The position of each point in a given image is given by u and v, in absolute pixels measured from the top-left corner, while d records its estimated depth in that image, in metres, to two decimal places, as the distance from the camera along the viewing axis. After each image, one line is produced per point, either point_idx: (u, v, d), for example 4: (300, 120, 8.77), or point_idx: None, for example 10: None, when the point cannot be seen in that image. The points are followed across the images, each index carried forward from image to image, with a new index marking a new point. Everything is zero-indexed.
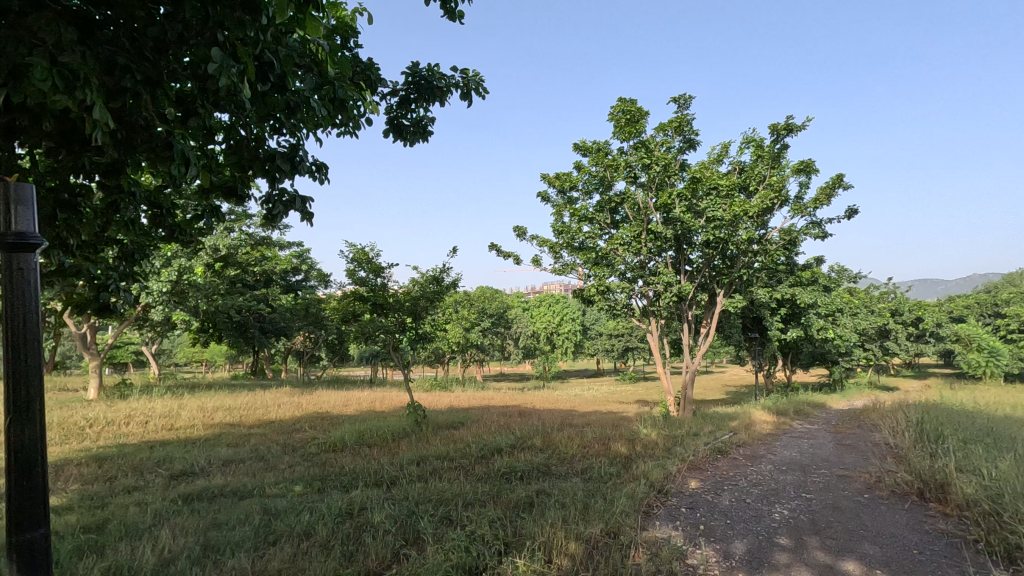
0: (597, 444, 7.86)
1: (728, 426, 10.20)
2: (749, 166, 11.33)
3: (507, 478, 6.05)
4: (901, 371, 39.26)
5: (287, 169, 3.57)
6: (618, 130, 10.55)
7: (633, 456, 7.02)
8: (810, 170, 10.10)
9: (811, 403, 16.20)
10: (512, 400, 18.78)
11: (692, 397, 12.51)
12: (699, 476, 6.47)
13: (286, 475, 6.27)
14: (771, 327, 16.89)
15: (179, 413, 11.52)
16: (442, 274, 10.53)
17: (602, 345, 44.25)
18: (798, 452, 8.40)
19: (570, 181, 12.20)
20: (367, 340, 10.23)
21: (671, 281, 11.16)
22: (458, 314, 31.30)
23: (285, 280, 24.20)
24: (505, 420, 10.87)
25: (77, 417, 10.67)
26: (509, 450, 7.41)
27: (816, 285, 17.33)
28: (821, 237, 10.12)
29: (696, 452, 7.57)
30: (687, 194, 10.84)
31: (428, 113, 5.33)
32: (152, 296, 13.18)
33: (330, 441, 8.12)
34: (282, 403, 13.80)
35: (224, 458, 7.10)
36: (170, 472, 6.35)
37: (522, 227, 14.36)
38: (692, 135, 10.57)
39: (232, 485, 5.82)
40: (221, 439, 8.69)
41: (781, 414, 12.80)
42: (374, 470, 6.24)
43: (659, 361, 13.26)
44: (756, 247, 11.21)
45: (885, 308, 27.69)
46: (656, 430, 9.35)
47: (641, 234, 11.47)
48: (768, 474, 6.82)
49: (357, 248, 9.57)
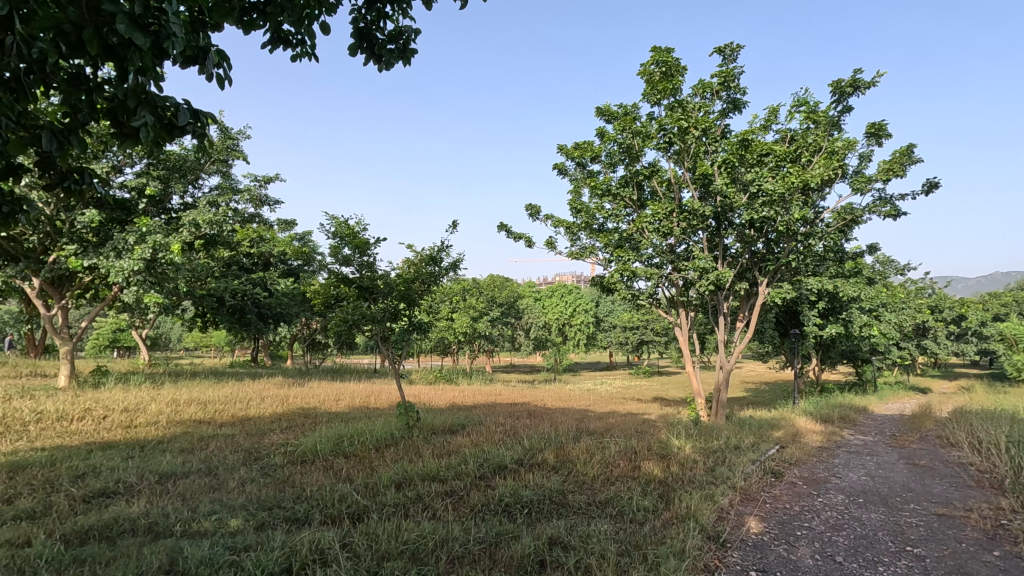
0: (622, 460, 6.43)
1: (772, 438, 8.67)
2: (799, 135, 9.54)
3: (510, 515, 4.63)
4: (930, 371, 37.25)
5: (140, 42, 2.09)
6: (651, 88, 8.99)
7: (670, 481, 5.61)
8: (883, 133, 8.19)
9: (852, 407, 14.59)
10: (520, 395, 17.39)
11: (726, 400, 10.99)
12: (758, 512, 5.02)
13: (227, 500, 4.90)
14: (808, 323, 15.26)
15: (148, 406, 10.32)
16: (441, 254, 9.12)
17: (615, 338, 42.61)
18: (867, 475, 6.89)
19: (591, 152, 10.69)
20: (354, 330, 8.84)
21: (707, 267, 9.63)
22: (465, 303, 29.99)
23: (286, 264, 22.96)
24: (511, 423, 9.47)
25: (30, 409, 9.47)
26: (514, 468, 6.01)
27: (861, 277, 15.58)
28: (893, 216, 8.37)
29: (747, 476, 6.11)
30: (730, 162, 9.25)
31: (409, 21, 3.92)
32: (121, 275, 11.91)
33: (301, 450, 6.74)
34: (267, 396, 12.50)
35: (163, 471, 5.78)
36: (84, 492, 5.00)
37: (534, 206, 12.85)
38: (739, 95, 8.92)
39: (152, 516, 4.42)
40: (176, 443, 7.39)
41: (827, 421, 11.23)
42: (338, 496, 4.86)
43: (688, 357, 11.74)
44: (807, 230, 9.58)
45: (924, 305, 25.77)
46: (689, 441, 7.90)
47: (673, 213, 9.97)
48: (843, 510, 5.32)
49: (339, 222, 8.15)
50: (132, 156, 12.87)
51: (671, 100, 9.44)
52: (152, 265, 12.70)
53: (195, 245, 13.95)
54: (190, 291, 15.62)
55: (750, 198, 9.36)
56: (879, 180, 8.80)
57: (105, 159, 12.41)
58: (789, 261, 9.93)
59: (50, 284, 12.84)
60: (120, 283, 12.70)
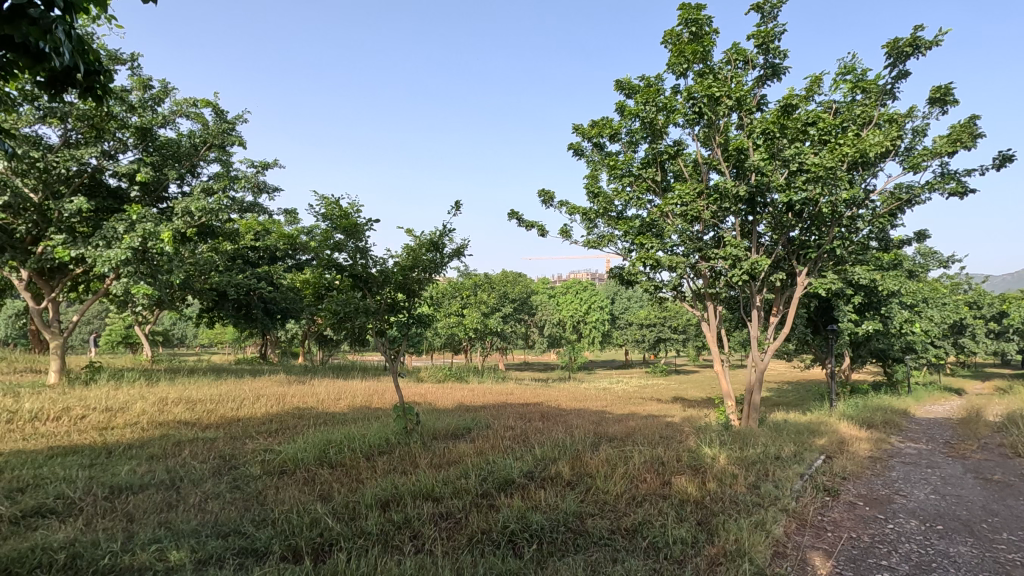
0: (649, 474, 5.52)
1: (816, 446, 7.66)
2: (844, 108, 8.48)
3: (516, 550, 3.76)
4: (961, 371, 35.69)
5: None
6: (679, 53, 8.01)
7: (708, 503, 4.69)
8: (949, 98, 7.10)
9: (893, 410, 13.41)
10: (533, 395, 16.40)
11: (758, 402, 9.94)
12: (821, 545, 4.08)
13: (177, 523, 4.07)
14: (843, 318, 14.11)
15: (132, 405, 9.60)
16: (443, 239, 8.29)
17: (631, 336, 41.25)
18: (936, 494, 5.90)
19: (609, 129, 9.76)
20: (345, 325, 8.02)
21: (740, 254, 8.63)
22: (476, 298, 29.14)
23: (292, 258, 22.32)
24: (523, 427, 8.59)
25: (5, 407, 8.78)
26: (523, 483, 5.13)
27: (902, 269, 14.41)
28: (960, 193, 7.28)
29: (796, 494, 5.18)
30: (770, 132, 8.21)
31: None
32: (109, 265, 11.12)
33: (281, 459, 5.93)
34: (262, 394, 11.75)
35: (116, 484, 4.99)
36: (13, 510, 4.20)
37: (548, 192, 11.94)
38: (779, 60, 7.90)
39: (77, 547, 3.59)
40: (148, 448, 6.62)
41: (872, 427, 10.18)
42: (310, 521, 4.02)
43: (716, 355, 10.70)
44: (853, 213, 8.54)
45: (963, 301, 24.39)
46: (722, 450, 6.97)
47: (701, 195, 9.02)
48: (924, 542, 4.36)
49: (329, 202, 7.32)
50: (125, 142, 12.17)
51: (700, 67, 8.49)
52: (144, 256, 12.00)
53: (190, 235, 13.20)
54: (188, 285, 14.98)
55: (789, 175, 8.37)
56: (938, 154, 7.73)
57: (94, 144, 11.66)
58: (833, 248, 8.89)
59: (39, 276, 12.24)
60: (110, 274, 12.04)
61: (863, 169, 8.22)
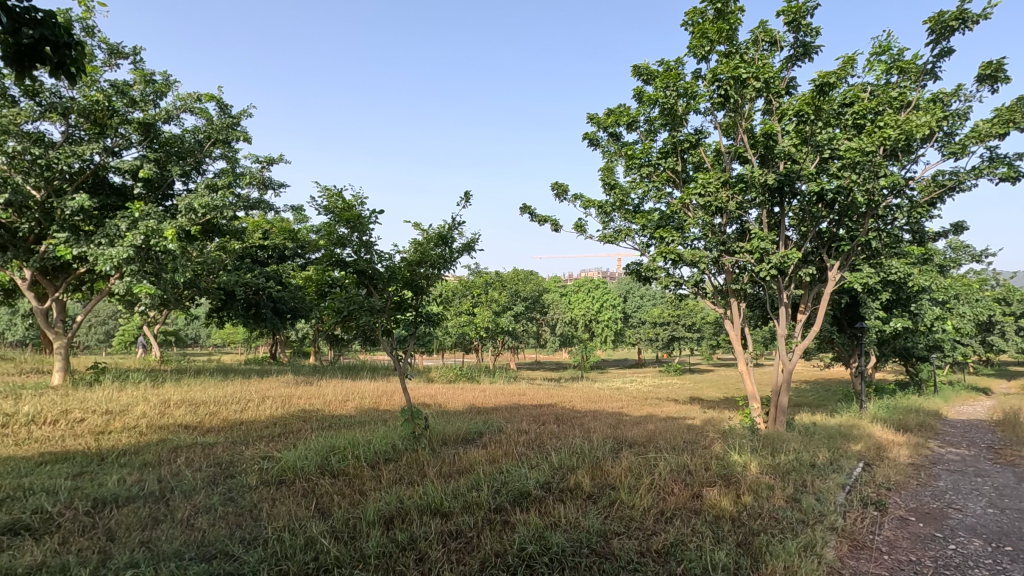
0: (677, 485, 5.05)
1: (853, 452, 7.13)
2: (878, 90, 7.92)
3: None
4: (985, 370, 34.63)
5: None
6: (704, 34, 7.49)
7: (747, 521, 4.21)
8: (999, 74, 6.54)
9: (925, 412, 12.76)
10: (546, 396, 15.93)
11: (786, 405, 9.37)
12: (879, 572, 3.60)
13: (159, 543, 3.68)
14: (870, 315, 13.48)
15: (133, 407, 9.30)
16: (452, 232, 7.86)
17: (645, 335, 40.60)
18: (993, 508, 5.36)
19: (626, 116, 9.28)
20: (351, 324, 7.63)
21: (768, 247, 8.09)
22: (486, 297, 28.69)
23: (300, 256, 22.06)
24: (537, 431, 8.12)
25: (2, 411, 8.51)
26: (540, 497, 4.69)
27: (932, 264, 13.72)
28: (1011, 179, 6.71)
29: (842, 509, 4.69)
30: (801, 115, 7.68)
31: None
32: (111, 263, 10.83)
33: (279, 468, 5.55)
34: (268, 396, 11.40)
35: (99, 496, 4.62)
36: None
37: (561, 185, 11.48)
38: (810, 38, 7.38)
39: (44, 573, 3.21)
40: (142, 454, 6.27)
41: (909, 430, 9.59)
42: (304, 542, 3.61)
43: (740, 355, 10.14)
44: (890, 203, 7.98)
45: (992, 298, 23.48)
46: (754, 457, 6.47)
47: (725, 185, 8.51)
48: (996, 567, 3.85)
49: (331, 193, 6.91)
50: (127, 137, 11.86)
51: (724, 48, 8.00)
52: (148, 254, 11.72)
53: (194, 233, 12.90)
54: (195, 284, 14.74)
55: (820, 162, 7.85)
56: (985, 137, 7.16)
57: (95, 140, 11.39)
58: (868, 240, 8.33)
59: (42, 276, 12.02)
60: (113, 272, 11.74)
61: (902, 155, 7.67)
